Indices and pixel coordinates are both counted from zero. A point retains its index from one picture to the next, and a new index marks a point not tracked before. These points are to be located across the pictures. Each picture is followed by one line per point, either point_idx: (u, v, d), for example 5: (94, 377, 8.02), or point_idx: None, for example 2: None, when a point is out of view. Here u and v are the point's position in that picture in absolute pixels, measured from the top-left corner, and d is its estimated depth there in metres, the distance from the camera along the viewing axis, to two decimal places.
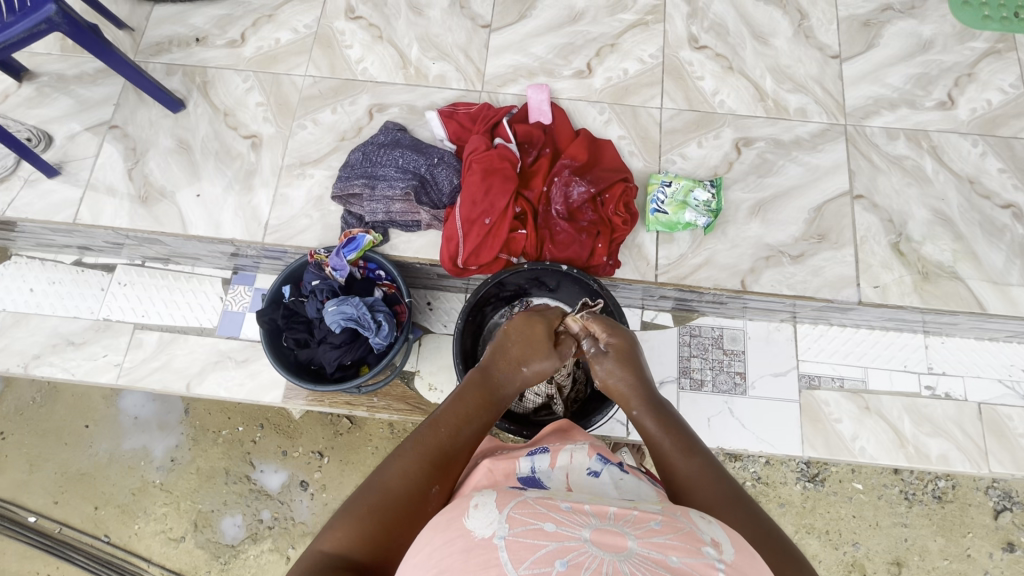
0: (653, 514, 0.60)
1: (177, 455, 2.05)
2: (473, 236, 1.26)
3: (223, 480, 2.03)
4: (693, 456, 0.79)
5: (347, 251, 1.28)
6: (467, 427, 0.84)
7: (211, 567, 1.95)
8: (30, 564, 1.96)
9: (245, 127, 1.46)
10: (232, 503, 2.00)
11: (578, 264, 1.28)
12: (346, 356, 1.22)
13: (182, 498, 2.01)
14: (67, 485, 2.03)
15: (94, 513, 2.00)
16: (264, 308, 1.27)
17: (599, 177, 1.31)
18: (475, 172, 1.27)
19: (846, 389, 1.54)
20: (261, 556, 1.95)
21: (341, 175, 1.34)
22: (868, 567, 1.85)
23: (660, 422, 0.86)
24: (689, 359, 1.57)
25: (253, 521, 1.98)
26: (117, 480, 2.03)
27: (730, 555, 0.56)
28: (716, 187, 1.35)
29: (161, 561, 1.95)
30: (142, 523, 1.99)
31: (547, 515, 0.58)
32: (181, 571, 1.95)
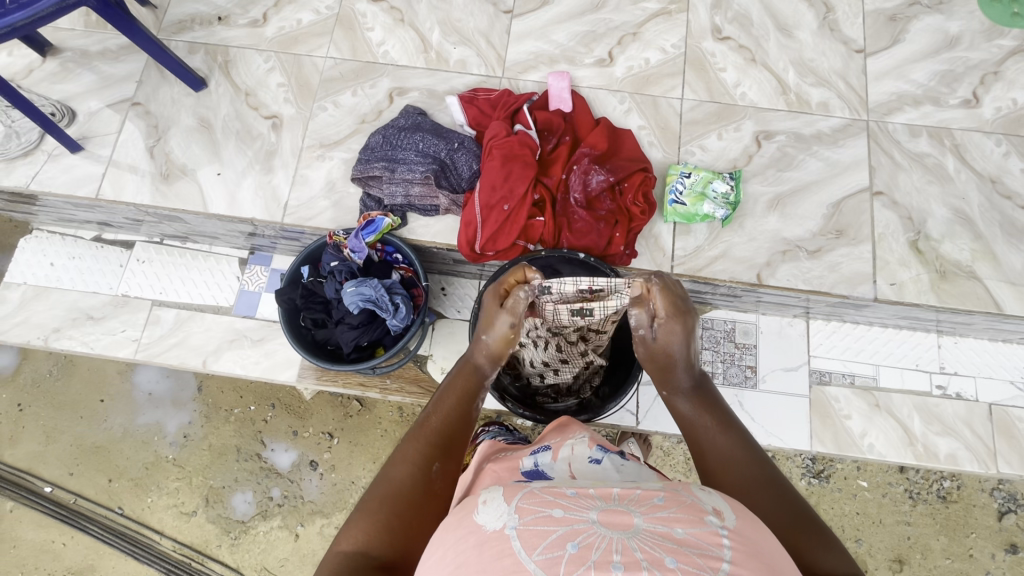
0: (657, 491, 0.61)
1: (189, 431, 2.08)
2: (491, 222, 1.26)
3: (234, 457, 2.06)
4: (728, 428, 0.82)
5: (366, 233, 1.29)
6: (456, 408, 0.88)
7: (222, 541, 1.99)
8: (45, 532, 2.00)
9: (266, 107, 1.47)
10: (243, 479, 2.03)
11: (595, 253, 1.28)
12: (363, 337, 1.24)
13: (194, 473, 2.05)
14: (82, 457, 2.07)
15: (108, 486, 2.04)
16: (282, 287, 1.28)
17: (619, 166, 1.31)
18: (495, 158, 1.27)
19: (857, 386, 1.55)
20: (270, 533, 1.99)
21: (361, 157, 1.35)
22: (870, 563, 1.87)
23: (696, 397, 0.88)
24: (700, 351, 1.57)
25: (263, 498, 2.02)
26: (131, 454, 2.07)
27: (733, 522, 0.58)
28: (735, 179, 1.35)
29: (173, 534, 1.99)
30: (154, 496, 2.03)
31: (555, 502, 0.60)
32: (192, 545, 1.98)
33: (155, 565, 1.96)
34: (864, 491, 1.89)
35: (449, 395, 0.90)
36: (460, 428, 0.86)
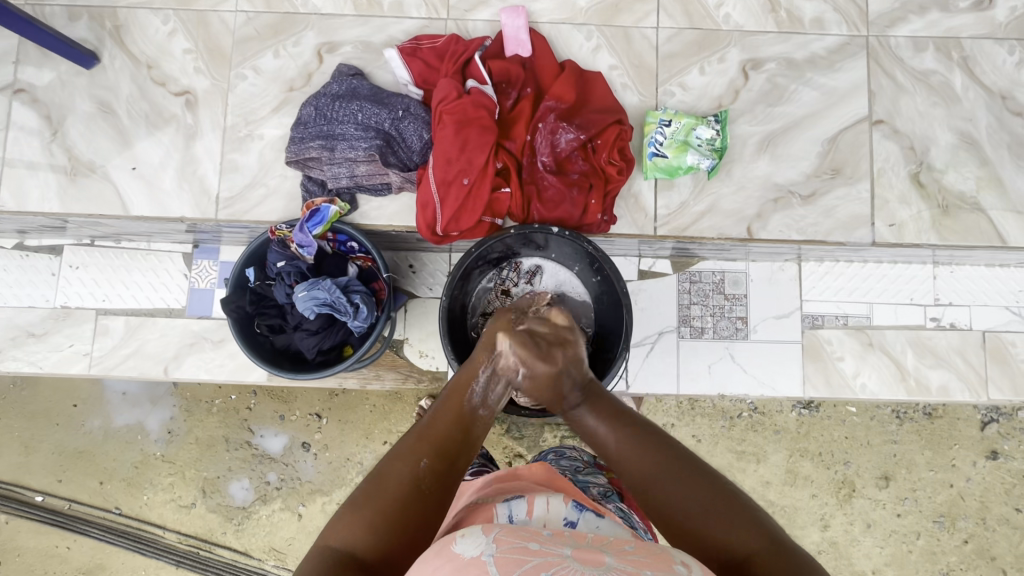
0: (628, 545, 0.62)
1: (173, 426, 2.02)
2: (451, 200, 1.12)
3: (224, 447, 2.03)
4: (629, 429, 0.90)
5: (312, 225, 1.14)
6: (457, 419, 0.90)
7: (226, 528, 2.00)
8: (46, 539, 1.99)
9: (174, 81, 1.25)
10: (237, 467, 2.01)
11: (570, 224, 1.16)
12: (325, 342, 1.14)
13: (185, 467, 2.02)
14: (68, 463, 2.02)
15: (101, 488, 2.01)
16: (228, 296, 1.16)
17: (590, 121, 1.15)
18: (447, 125, 1.10)
19: (850, 327, 1.49)
20: (273, 515, 2.00)
21: (294, 135, 1.17)
22: (859, 482, 1.97)
23: (586, 404, 0.96)
24: (689, 307, 1.50)
25: (260, 483, 2.00)
26: (117, 455, 2.03)
27: (701, 572, 0.57)
28: (721, 122, 1.20)
29: (175, 528, 1.99)
30: (150, 493, 2.01)
31: (531, 538, 0.60)
32: (196, 535, 1.99)
33: (163, 558, 1.97)
34: (853, 417, 1.98)
35: (450, 405, 0.91)
36: (458, 435, 0.87)
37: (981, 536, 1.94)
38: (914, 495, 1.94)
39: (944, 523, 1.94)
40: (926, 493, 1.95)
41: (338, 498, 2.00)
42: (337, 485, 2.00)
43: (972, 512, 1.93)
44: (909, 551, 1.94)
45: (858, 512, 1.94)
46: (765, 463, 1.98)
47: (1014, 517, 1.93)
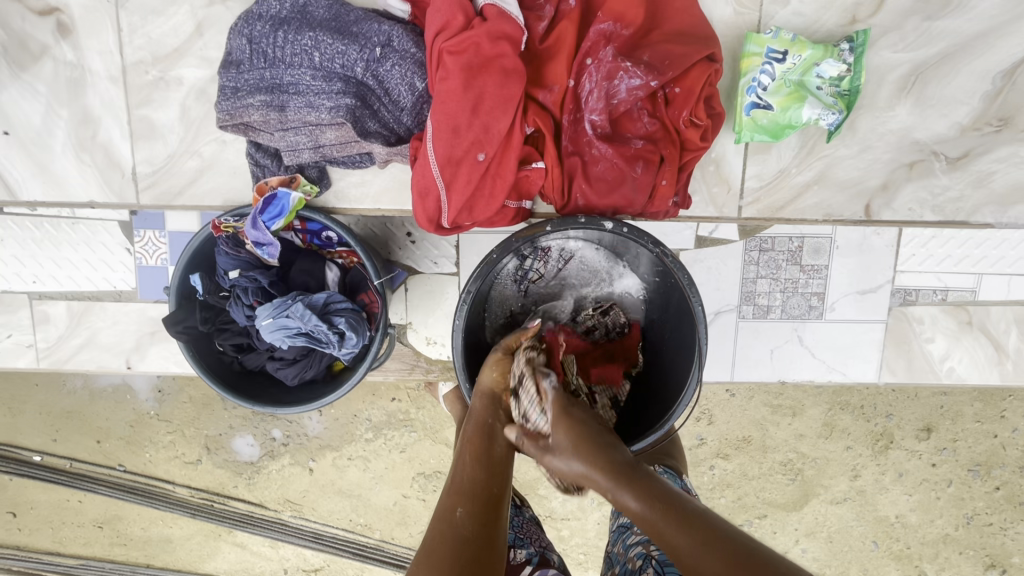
0: None
1: (162, 385, 1.71)
2: (460, 185, 0.77)
3: (222, 404, 1.73)
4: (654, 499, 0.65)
5: (270, 219, 0.83)
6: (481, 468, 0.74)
7: (237, 482, 1.75)
8: (54, 494, 1.79)
9: (62, 7, 0.89)
10: (239, 425, 1.72)
11: (628, 211, 0.82)
12: (308, 371, 0.89)
13: (184, 425, 1.73)
14: (59, 423, 1.74)
15: (99, 447, 1.75)
16: (172, 314, 0.87)
17: (664, 57, 0.76)
18: (452, 71, 0.72)
19: (948, 303, 1.22)
20: (283, 470, 1.74)
21: (224, 85, 0.79)
22: (898, 435, 1.56)
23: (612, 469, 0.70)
24: (755, 281, 1.21)
25: (266, 439, 1.72)
26: (110, 413, 1.73)
27: None
28: (858, 50, 0.81)
29: (185, 482, 1.75)
30: (152, 451, 1.74)
31: None
32: (208, 489, 1.76)
33: (177, 511, 1.76)
34: None
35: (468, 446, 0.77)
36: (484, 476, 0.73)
37: (1014, 483, 1.56)
38: (956, 449, 1.55)
39: (979, 472, 1.56)
40: (968, 442, 1.55)
41: (351, 454, 1.72)
42: (346, 440, 1.71)
43: (1012, 462, 1.55)
44: (936, 499, 1.58)
45: (892, 463, 1.57)
46: (801, 417, 1.55)
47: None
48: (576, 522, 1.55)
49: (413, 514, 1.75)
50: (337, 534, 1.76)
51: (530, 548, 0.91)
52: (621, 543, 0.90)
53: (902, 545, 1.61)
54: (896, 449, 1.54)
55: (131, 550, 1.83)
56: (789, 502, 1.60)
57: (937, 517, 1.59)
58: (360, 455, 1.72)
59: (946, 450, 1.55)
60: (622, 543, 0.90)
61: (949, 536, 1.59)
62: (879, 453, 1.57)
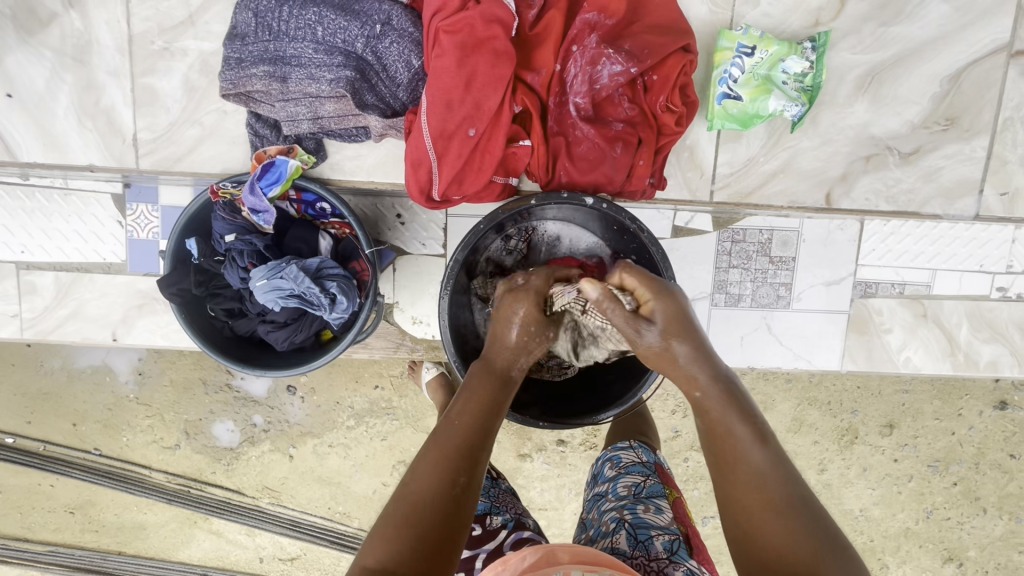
0: None
1: (143, 367, 1.71)
2: (451, 158, 0.82)
3: (202, 389, 1.72)
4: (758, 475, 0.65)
5: (266, 185, 0.87)
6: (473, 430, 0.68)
7: (215, 468, 1.75)
8: (25, 478, 1.76)
9: None
10: (219, 410, 1.71)
11: (608, 189, 0.88)
12: (298, 335, 0.92)
13: (164, 410, 1.72)
14: (34, 404, 1.71)
15: (75, 430, 1.73)
16: (166, 276, 0.90)
17: (643, 46, 0.83)
18: (446, 50, 0.77)
19: (906, 296, 1.31)
20: (263, 456, 1.74)
21: (229, 55, 0.83)
22: (861, 430, 1.63)
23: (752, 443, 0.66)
24: (726, 271, 1.20)
25: (247, 425, 1.72)
26: (88, 396, 1.72)
27: None
28: (820, 48, 0.89)
29: (162, 468, 1.74)
30: (130, 435, 1.73)
31: None
32: (185, 475, 1.75)
33: (153, 496, 1.75)
34: None
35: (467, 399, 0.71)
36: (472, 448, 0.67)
37: (970, 478, 1.64)
38: (915, 444, 1.63)
39: (937, 467, 1.64)
40: (927, 438, 1.62)
41: (331, 441, 1.73)
42: (327, 428, 1.72)
43: (968, 458, 1.63)
44: (898, 493, 1.66)
45: (856, 458, 1.64)
46: (771, 411, 1.62)
47: (1008, 461, 1.63)
48: (553, 510, 1.59)
49: None
50: (316, 522, 1.76)
51: (505, 515, 0.94)
52: (595, 509, 0.95)
53: (866, 537, 1.68)
54: (859, 444, 1.61)
55: (102, 537, 1.80)
56: None
57: (899, 511, 1.66)
58: (340, 442, 1.73)
59: (905, 444, 1.63)
60: (597, 509, 0.94)
61: (909, 529, 1.67)
62: (843, 447, 1.64)
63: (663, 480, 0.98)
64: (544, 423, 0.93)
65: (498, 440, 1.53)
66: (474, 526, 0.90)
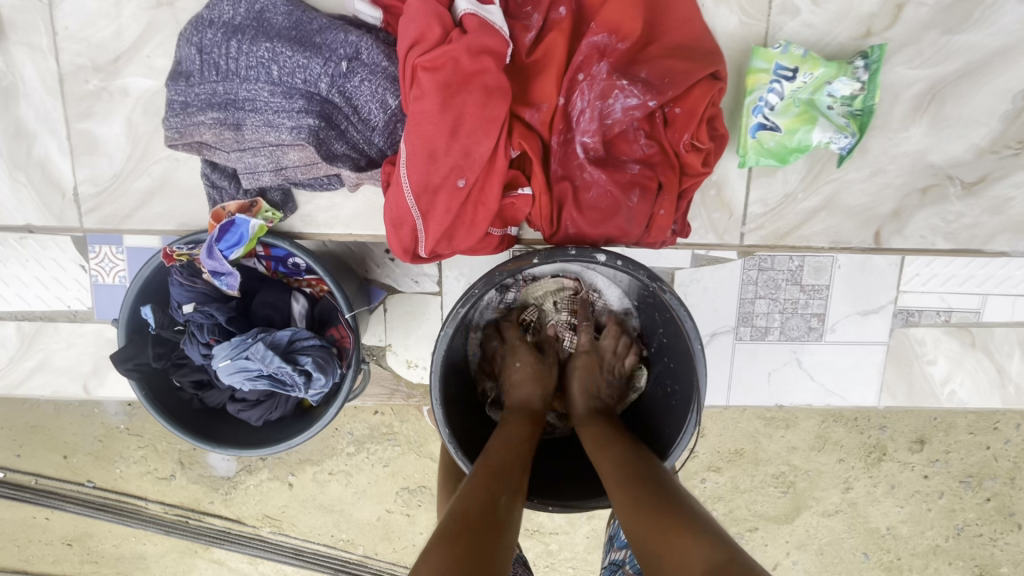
0: None
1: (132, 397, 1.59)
2: (438, 214, 0.70)
3: None
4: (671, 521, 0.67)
5: (226, 248, 0.75)
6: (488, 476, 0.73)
7: (213, 498, 1.63)
8: (17, 512, 1.66)
9: None
10: None
11: (622, 241, 0.75)
12: (274, 412, 0.81)
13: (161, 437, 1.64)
14: (23, 438, 1.61)
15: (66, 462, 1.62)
16: (121, 350, 0.79)
17: (663, 74, 0.69)
18: (427, 90, 0.64)
19: (952, 324, 1.18)
20: (262, 485, 1.61)
21: (172, 98, 0.70)
22: (890, 446, 1.50)
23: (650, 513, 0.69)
24: (753, 301, 1.15)
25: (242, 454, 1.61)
26: (76, 428, 1.61)
27: None
28: (875, 66, 0.74)
29: (157, 499, 1.63)
30: (123, 466, 1.62)
31: None
32: (182, 505, 1.62)
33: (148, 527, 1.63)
34: None
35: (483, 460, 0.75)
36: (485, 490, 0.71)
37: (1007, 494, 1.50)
38: (947, 460, 1.50)
39: (970, 483, 1.50)
40: (960, 453, 1.49)
41: (331, 469, 1.57)
42: (327, 456, 1.58)
43: (1004, 473, 1.50)
44: (927, 511, 1.52)
45: (884, 475, 1.51)
46: (793, 429, 1.49)
47: None
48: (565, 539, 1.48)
49: (397, 529, 1.64)
50: (319, 549, 1.63)
51: None
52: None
53: (892, 556, 1.55)
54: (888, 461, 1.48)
55: (101, 568, 1.69)
56: (779, 516, 1.54)
57: (928, 528, 1.53)
58: (341, 469, 1.59)
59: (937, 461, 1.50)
60: None
61: (939, 546, 1.53)
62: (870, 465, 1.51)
63: None
64: (552, 506, 0.80)
65: None
66: None
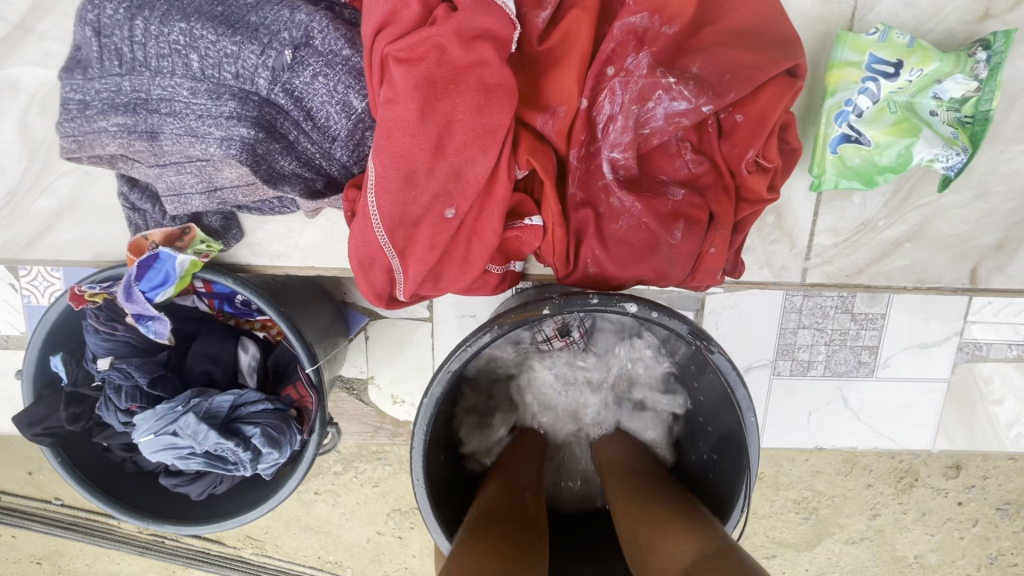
0: None
1: None
2: (419, 252, 0.53)
3: None
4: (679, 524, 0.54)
5: (151, 288, 0.59)
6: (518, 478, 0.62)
7: None
8: None
9: None
10: None
11: (658, 285, 0.59)
12: (221, 483, 0.66)
13: None
14: None
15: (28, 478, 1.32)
16: (27, 410, 0.64)
17: (723, 68, 0.51)
18: (402, 89, 0.47)
19: (1023, 359, 1.02)
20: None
21: (66, 96, 0.52)
22: (922, 471, 1.29)
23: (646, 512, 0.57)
24: (796, 332, 0.99)
25: None
26: None
27: None
28: (999, 60, 0.57)
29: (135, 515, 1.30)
30: None
31: None
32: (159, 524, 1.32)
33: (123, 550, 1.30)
34: None
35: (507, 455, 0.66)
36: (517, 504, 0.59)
37: None
38: (987, 484, 1.30)
39: (1007, 510, 1.31)
40: (998, 479, 1.30)
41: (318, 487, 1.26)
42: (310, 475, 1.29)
43: None
44: (959, 538, 1.33)
45: (914, 502, 1.31)
46: (819, 454, 1.28)
47: None
48: None
49: (390, 552, 1.29)
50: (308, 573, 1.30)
51: None
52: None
53: None
54: (921, 487, 1.28)
55: None
56: (797, 544, 1.33)
57: (958, 557, 1.34)
58: (329, 488, 1.27)
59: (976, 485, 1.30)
60: None
61: None
62: (899, 488, 1.30)
63: None
64: None
65: None
66: None
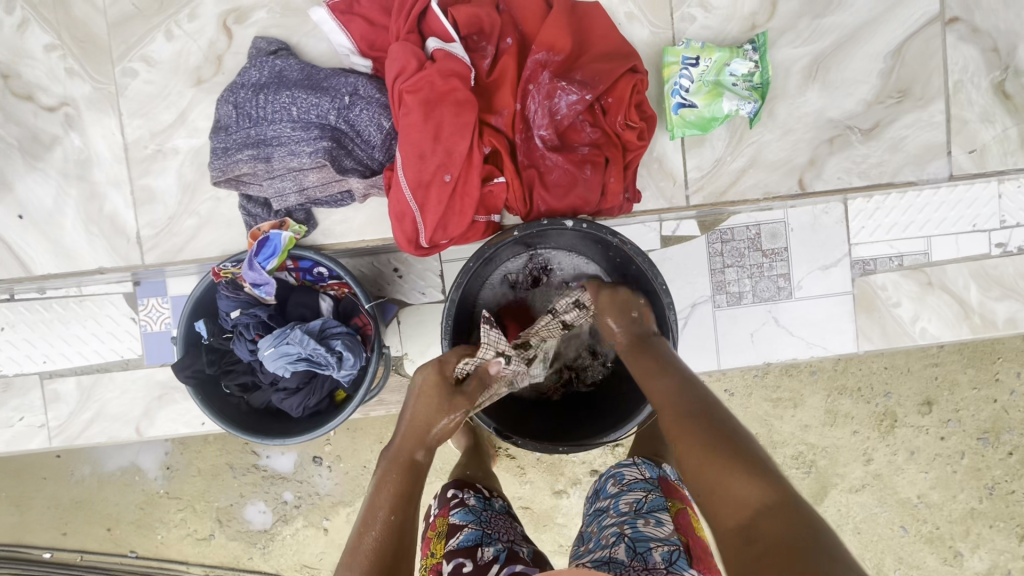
0: None
1: (171, 462, 1.46)
2: (432, 204, 0.86)
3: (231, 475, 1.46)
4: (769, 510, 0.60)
5: (264, 260, 0.90)
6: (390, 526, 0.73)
7: (252, 553, 1.46)
8: None
9: (45, 93, 1.07)
10: (250, 493, 1.44)
11: (586, 210, 0.92)
12: (312, 398, 0.94)
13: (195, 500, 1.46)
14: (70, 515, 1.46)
15: (110, 536, 1.47)
16: (179, 360, 0.93)
17: (594, 74, 0.89)
18: (412, 108, 0.84)
19: (906, 267, 1.21)
20: (299, 535, 1.46)
21: (215, 147, 0.89)
22: (900, 413, 1.37)
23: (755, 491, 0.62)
24: (723, 271, 1.20)
25: (278, 504, 1.45)
26: (118, 498, 1.47)
27: None
28: (759, 50, 1.07)
29: (199, 560, 1.47)
30: (164, 531, 1.47)
31: None
32: (222, 566, 1.47)
33: None
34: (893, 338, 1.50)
35: (381, 488, 0.76)
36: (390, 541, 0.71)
37: None
38: (959, 419, 1.37)
39: (988, 440, 1.38)
40: (970, 410, 1.37)
41: None
42: (359, 494, 1.44)
43: (1019, 424, 1.37)
44: (953, 473, 1.39)
45: (901, 443, 1.38)
46: (802, 408, 1.37)
47: None
48: None
49: None
50: None
51: (497, 545, 0.80)
52: (595, 524, 0.81)
53: (931, 527, 1.40)
54: (901, 426, 1.36)
55: None
56: (807, 500, 1.39)
57: (958, 492, 1.39)
58: None
59: (949, 421, 1.37)
60: (596, 524, 0.81)
61: (974, 510, 1.39)
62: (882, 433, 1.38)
63: (668, 493, 0.84)
64: (563, 446, 0.90)
65: (533, 481, 1.33)
66: (464, 561, 0.76)
